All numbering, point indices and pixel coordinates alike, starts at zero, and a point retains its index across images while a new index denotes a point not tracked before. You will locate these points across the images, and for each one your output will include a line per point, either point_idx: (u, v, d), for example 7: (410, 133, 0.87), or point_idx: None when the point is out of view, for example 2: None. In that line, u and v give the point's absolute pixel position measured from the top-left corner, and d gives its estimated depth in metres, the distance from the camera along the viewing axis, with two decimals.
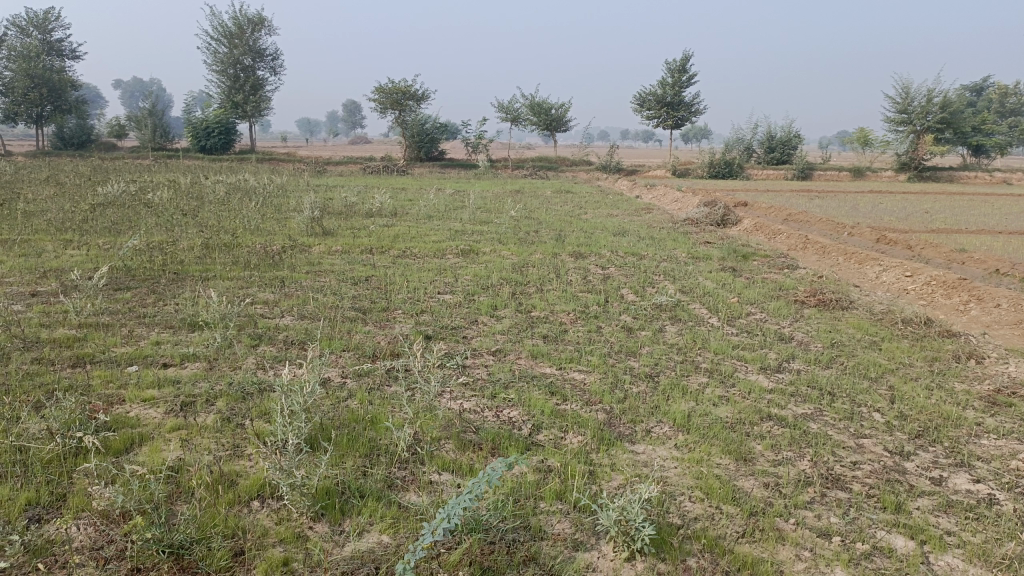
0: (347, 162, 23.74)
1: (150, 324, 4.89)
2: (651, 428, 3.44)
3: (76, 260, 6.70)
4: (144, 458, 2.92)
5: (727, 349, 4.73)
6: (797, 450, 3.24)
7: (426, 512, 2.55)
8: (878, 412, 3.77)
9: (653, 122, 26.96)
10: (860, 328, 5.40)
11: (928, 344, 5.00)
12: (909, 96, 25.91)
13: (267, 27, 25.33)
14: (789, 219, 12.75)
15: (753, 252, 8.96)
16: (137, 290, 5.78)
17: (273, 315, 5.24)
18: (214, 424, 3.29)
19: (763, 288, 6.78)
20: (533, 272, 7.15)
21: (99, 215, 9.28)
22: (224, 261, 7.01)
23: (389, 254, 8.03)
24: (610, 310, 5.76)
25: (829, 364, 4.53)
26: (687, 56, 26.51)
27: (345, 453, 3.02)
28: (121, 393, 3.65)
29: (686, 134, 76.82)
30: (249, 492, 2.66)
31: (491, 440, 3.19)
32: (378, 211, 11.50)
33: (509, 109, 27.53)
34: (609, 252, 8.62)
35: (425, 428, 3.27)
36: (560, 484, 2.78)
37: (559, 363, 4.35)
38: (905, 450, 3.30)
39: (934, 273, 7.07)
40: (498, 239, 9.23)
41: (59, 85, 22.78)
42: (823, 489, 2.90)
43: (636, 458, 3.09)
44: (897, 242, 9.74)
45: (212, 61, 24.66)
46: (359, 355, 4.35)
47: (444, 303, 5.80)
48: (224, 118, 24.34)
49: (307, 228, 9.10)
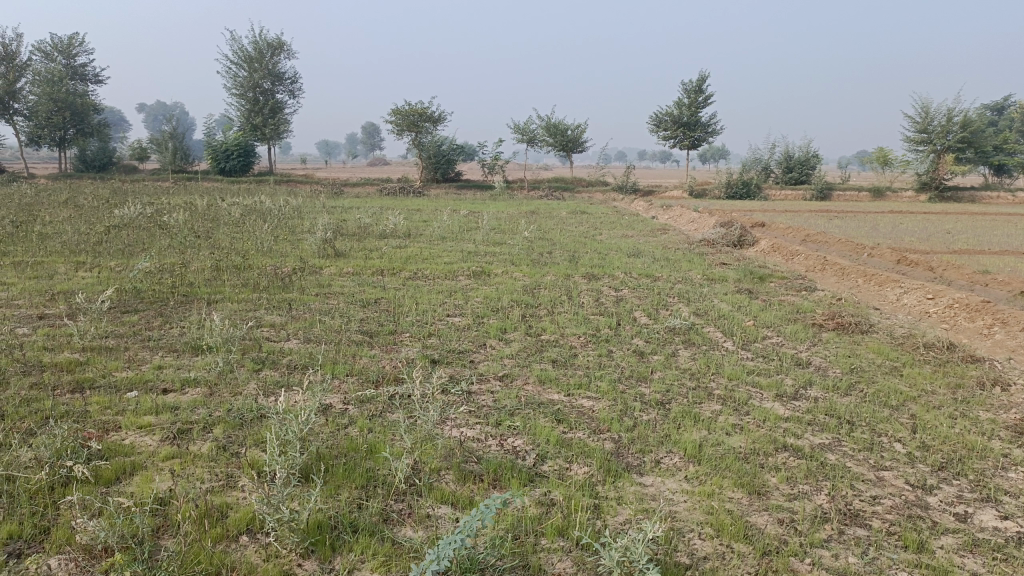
0: (364, 184, 23.84)
1: (154, 347, 4.83)
2: (660, 458, 3.31)
3: (86, 282, 6.68)
4: (133, 489, 2.83)
5: (741, 375, 4.59)
6: (813, 483, 3.09)
7: (420, 550, 2.44)
8: (899, 441, 3.61)
9: (670, 142, 26.88)
10: (880, 353, 5.24)
11: (951, 370, 4.83)
12: (929, 115, 25.68)
13: (286, 51, 25.63)
14: (808, 239, 12.57)
15: (769, 273, 8.80)
16: (144, 313, 5.73)
17: (278, 338, 5.16)
18: (209, 452, 3.20)
19: (780, 310, 6.63)
20: (544, 294, 7.05)
21: (113, 237, 9.31)
22: (234, 283, 6.98)
23: (400, 276, 7.95)
24: (621, 334, 5.63)
25: (848, 391, 4.38)
26: (703, 77, 26.46)
27: (340, 484, 2.92)
28: (118, 419, 3.57)
29: (703, 155, 76.88)
30: (238, 525, 2.56)
31: (493, 471, 3.07)
32: (391, 232, 11.44)
33: (525, 130, 27.57)
34: (623, 273, 8.50)
35: (425, 458, 3.16)
36: (562, 519, 2.66)
37: (568, 389, 4.23)
38: (929, 483, 3.14)
39: (956, 295, 6.89)
40: (511, 261, 9.14)
41: (82, 109, 23.12)
42: (841, 527, 2.75)
43: (643, 491, 2.96)
44: (918, 263, 9.54)
45: (233, 85, 24.93)
46: (362, 380, 4.25)
47: (452, 326, 5.70)
48: (242, 141, 24.56)
49: (318, 249, 9.05)
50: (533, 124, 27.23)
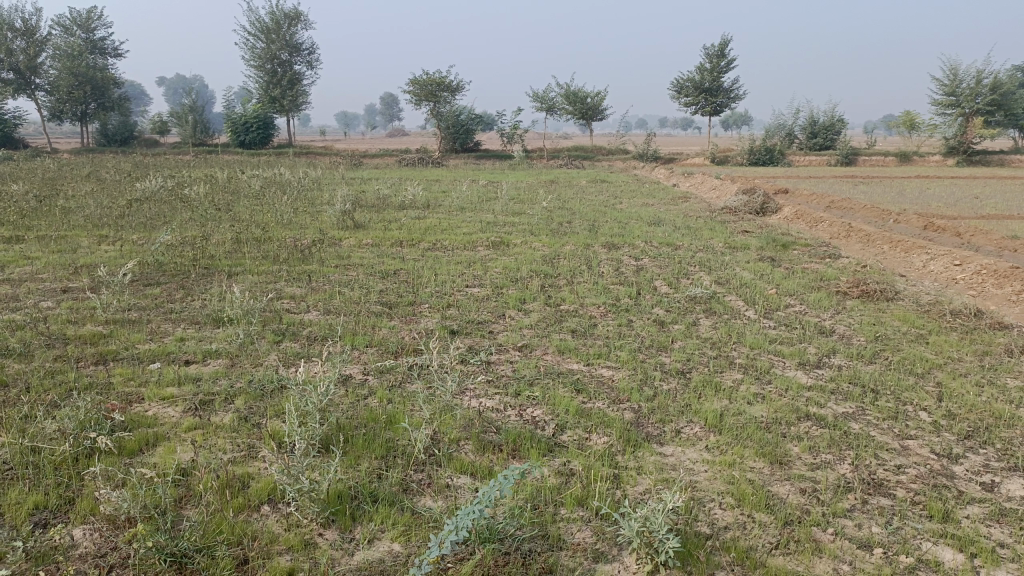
0: (383, 154, 23.77)
1: (176, 320, 4.86)
2: (681, 428, 3.28)
3: (108, 256, 6.73)
4: (156, 460, 2.87)
5: (763, 343, 4.53)
6: (837, 453, 3.05)
7: (439, 521, 2.44)
8: (925, 410, 3.56)
9: (691, 108, 26.49)
10: (905, 321, 5.15)
11: (978, 337, 4.74)
12: (957, 78, 25.07)
13: (303, 21, 25.48)
14: (832, 206, 12.37)
15: (792, 240, 8.67)
16: (166, 286, 5.76)
17: (298, 310, 5.18)
18: (231, 423, 3.22)
19: (803, 278, 6.53)
20: (564, 264, 7.01)
21: (135, 210, 9.36)
22: (254, 255, 7.00)
23: (419, 247, 7.93)
24: (642, 303, 5.59)
25: (872, 360, 4.31)
26: (726, 41, 25.96)
27: (360, 455, 2.93)
28: (141, 391, 3.61)
29: (725, 121, 75.89)
30: (259, 495, 2.58)
31: (512, 441, 3.06)
32: (410, 203, 11.40)
33: (545, 98, 27.25)
34: (643, 242, 8.42)
35: (445, 429, 3.17)
36: (582, 489, 2.65)
37: (587, 358, 4.21)
38: (955, 452, 3.09)
39: (984, 261, 6.76)
40: (530, 230, 9.10)
41: (102, 83, 23.18)
42: (864, 496, 2.71)
43: (664, 461, 2.94)
44: (945, 229, 9.37)
45: (251, 57, 24.88)
46: (382, 352, 4.26)
47: (471, 297, 5.69)
48: (262, 113, 24.54)
49: (338, 221, 9.05)
50: (552, 92, 26.94)
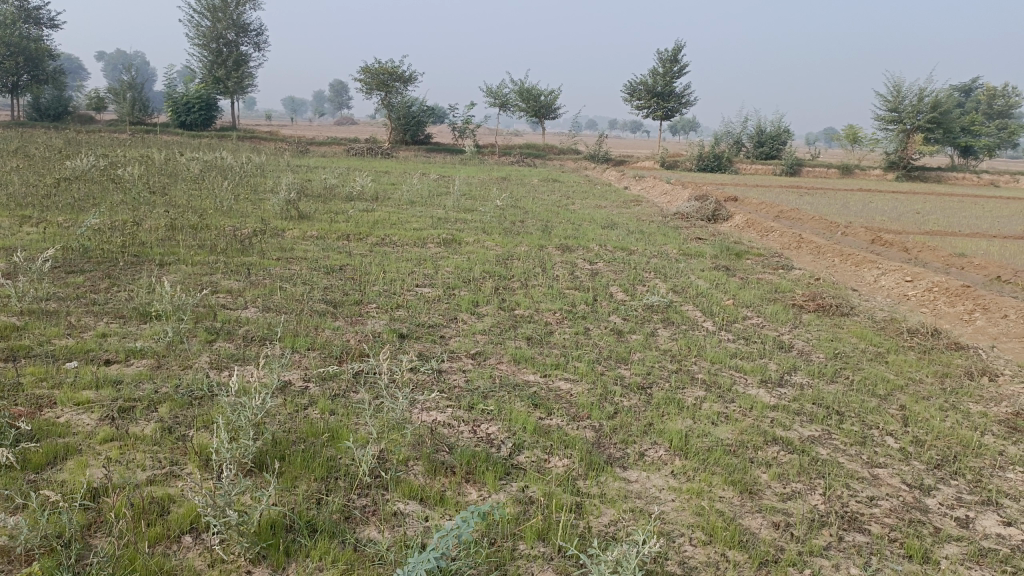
0: (332, 142, 23.20)
1: (98, 313, 4.47)
2: (645, 450, 3.09)
3: (30, 239, 6.23)
4: (65, 477, 2.55)
5: (724, 358, 4.39)
6: (807, 482, 2.91)
7: (385, 558, 2.19)
8: (891, 435, 3.44)
9: (643, 112, 26.59)
10: (863, 338, 5.08)
11: (937, 357, 4.70)
12: (900, 95, 25.70)
13: (252, 1, 24.63)
14: (781, 216, 12.46)
15: (745, 249, 8.63)
16: (91, 274, 5.34)
17: (235, 306, 4.83)
18: (154, 434, 2.91)
19: (758, 290, 6.45)
20: (517, 265, 6.80)
21: (63, 190, 8.77)
22: (189, 243, 6.59)
23: (367, 241, 7.61)
24: (598, 310, 5.40)
25: (834, 378, 4.20)
26: (680, 45, 26.10)
27: (297, 475, 2.65)
28: (53, 394, 3.25)
29: (674, 126, 76.97)
30: (180, 524, 2.29)
31: (466, 462, 2.83)
32: (358, 195, 11.00)
33: (498, 94, 26.95)
34: (597, 245, 8.26)
35: (392, 447, 2.91)
36: (542, 521, 2.44)
37: (543, 369, 4.00)
38: (926, 483, 2.98)
39: (935, 278, 6.79)
40: (482, 228, 8.86)
41: (36, 54, 22.01)
42: (839, 532, 2.56)
43: (628, 488, 2.75)
44: (892, 243, 9.47)
45: (195, 35, 23.95)
46: (325, 356, 3.96)
47: (421, 297, 5.42)
48: (205, 93, 23.64)
49: (282, 210, 8.65)
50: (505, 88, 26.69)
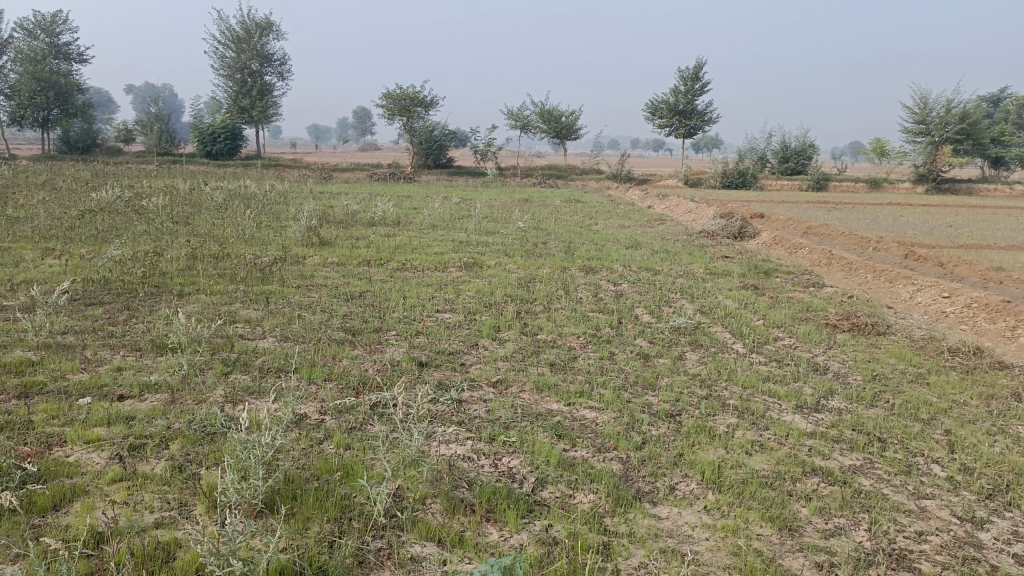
0: (355, 168, 23.33)
1: (115, 346, 4.41)
2: (676, 484, 2.92)
3: (52, 272, 6.22)
4: (71, 521, 2.46)
5: (756, 383, 4.21)
6: (850, 516, 2.72)
7: None
8: (937, 463, 3.25)
9: (664, 130, 26.45)
10: (902, 358, 4.87)
11: (980, 378, 4.48)
12: (927, 106, 25.33)
13: (275, 32, 24.99)
14: (809, 232, 12.21)
15: (773, 267, 8.43)
16: (110, 306, 5.31)
17: (253, 336, 4.75)
18: (164, 474, 2.81)
19: (789, 309, 6.24)
20: (539, 288, 6.67)
21: (88, 222, 8.82)
22: (210, 273, 6.55)
23: (388, 267, 7.54)
24: (623, 334, 5.25)
25: (873, 403, 4.00)
26: (701, 63, 25.98)
27: (309, 517, 2.53)
28: (64, 432, 3.17)
29: (697, 145, 76.74)
30: (185, 572, 2.18)
31: (487, 500, 2.68)
32: (380, 220, 10.97)
33: (519, 116, 27.01)
34: (621, 266, 8.11)
35: (409, 484, 2.78)
36: (567, 563, 2.29)
37: (567, 398, 3.85)
38: (978, 516, 2.78)
39: (974, 293, 6.55)
40: (504, 251, 8.76)
41: (66, 89, 22.44)
42: (888, 572, 2.38)
43: (658, 526, 2.59)
44: (927, 258, 9.20)
45: (220, 66, 24.32)
46: (342, 387, 3.85)
47: (442, 323, 5.30)
48: (230, 123, 23.93)
49: (303, 237, 8.61)
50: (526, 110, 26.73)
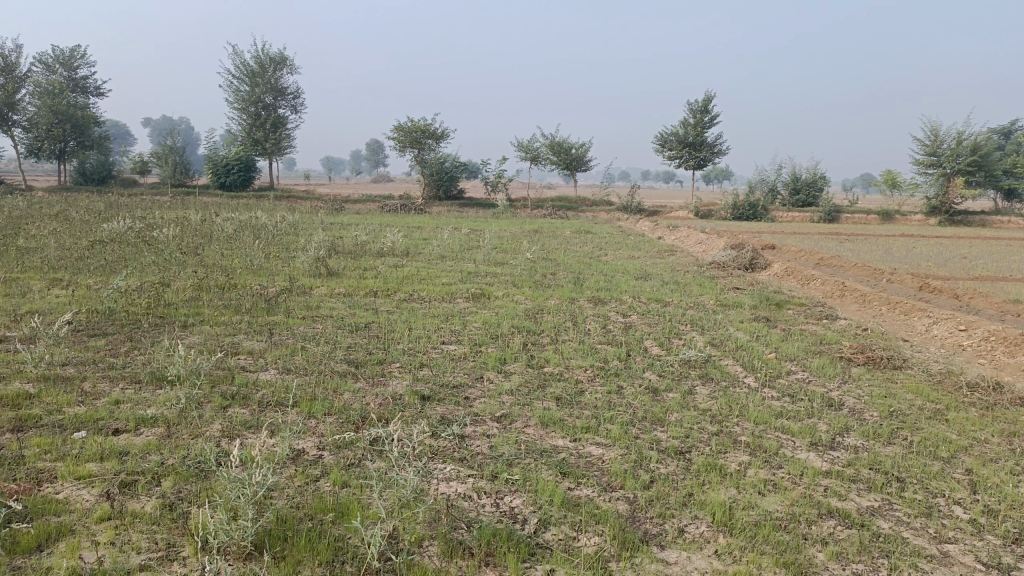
0: (366, 199, 23.42)
1: (115, 378, 4.34)
2: (685, 526, 2.80)
3: (57, 302, 6.19)
4: (54, 562, 2.36)
5: (768, 419, 4.08)
6: (869, 562, 2.59)
7: None
8: (959, 505, 3.11)
9: (674, 162, 26.49)
10: (919, 393, 4.73)
11: (1001, 414, 4.33)
12: (938, 138, 25.25)
13: (288, 66, 25.33)
14: (822, 263, 12.09)
15: (785, 299, 8.31)
16: (113, 337, 5.25)
17: (254, 368, 4.68)
18: (154, 512, 2.71)
19: (801, 341, 6.12)
20: (547, 320, 6.58)
21: (97, 252, 8.84)
22: (215, 304, 6.50)
23: (394, 298, 7.48)
24: (632, 367, 5.13)
25: (890, 440, 3.86)
26: (710, 95, 26.10)
27: (300, 560, 2.42)
28: (56, 467, 3.09)
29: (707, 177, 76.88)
30: None
31: (486, 543, 2.57)
32: (389, 251, 10.94)
33: (530, 147, 27.14)
34: (630, 297, 8.02)
35: (406, 526, 2.67)
36: None
37: (573, 434, 3.73)
38: (1004, 562, 2.64)
39: (991, 326, 6.41)
40: (512, 282, 8.69)
41: (83, 121, 22.75)
42: None
43: (665, 571, 2.47)
44: (942, 290, 9.06)
45: (234, 99, 24.63)
46: (342, 422, 3.76)
47: (447, 356, 5.21)
48: (243, 155, 24.15)
49: (310, 268, 8.57)
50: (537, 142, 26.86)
